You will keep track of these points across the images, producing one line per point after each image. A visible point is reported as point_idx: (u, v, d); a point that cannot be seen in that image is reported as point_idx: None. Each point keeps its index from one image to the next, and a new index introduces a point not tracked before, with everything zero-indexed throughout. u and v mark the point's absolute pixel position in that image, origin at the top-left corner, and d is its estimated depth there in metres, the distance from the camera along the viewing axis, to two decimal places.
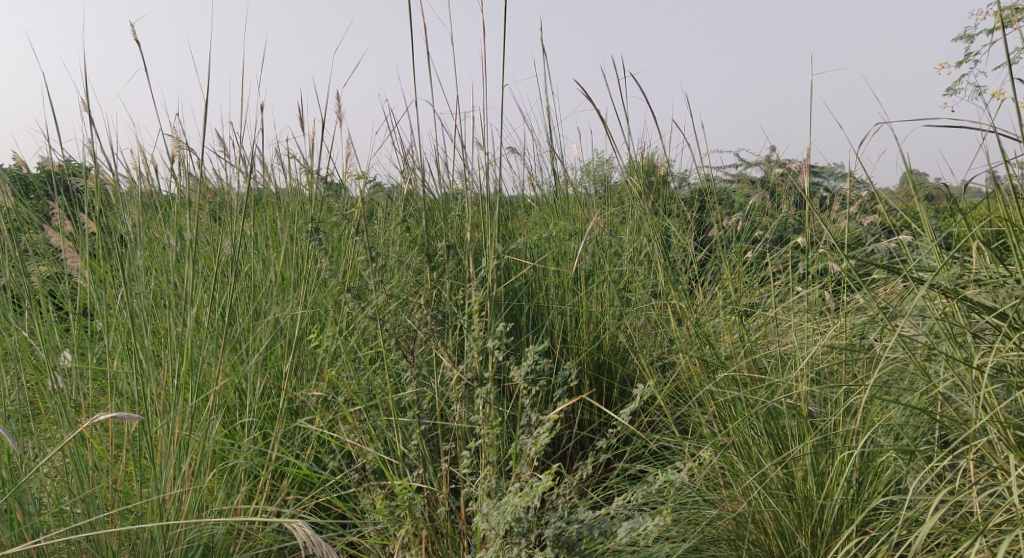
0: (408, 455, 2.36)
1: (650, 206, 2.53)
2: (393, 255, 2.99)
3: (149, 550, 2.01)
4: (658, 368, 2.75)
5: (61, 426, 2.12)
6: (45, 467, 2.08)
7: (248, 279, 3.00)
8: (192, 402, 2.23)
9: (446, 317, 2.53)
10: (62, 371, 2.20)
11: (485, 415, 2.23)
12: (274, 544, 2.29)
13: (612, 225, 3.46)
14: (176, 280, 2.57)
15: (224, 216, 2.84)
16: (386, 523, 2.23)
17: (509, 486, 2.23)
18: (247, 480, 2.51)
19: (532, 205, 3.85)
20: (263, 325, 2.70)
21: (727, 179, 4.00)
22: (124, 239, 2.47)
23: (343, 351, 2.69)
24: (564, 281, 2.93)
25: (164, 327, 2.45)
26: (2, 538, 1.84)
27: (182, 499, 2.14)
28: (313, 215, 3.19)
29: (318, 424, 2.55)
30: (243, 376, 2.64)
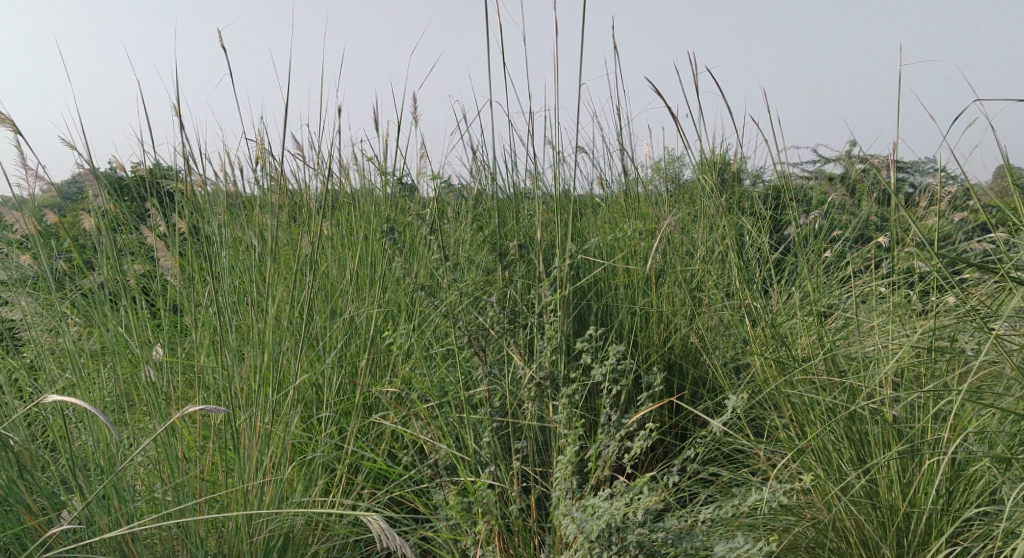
0: (480, 452, 2.39)
1: (725, 204, 2.48)
2: (465, 255, 3.03)
3: (234, 538, 2.10)
4: (732, 370, 2.70)
5: (154, 417, 2.24)
6: (138, 455, 2.19)
7: (324, 278, 3.09)
8: (274, 396, 2.31)
9: (518, 316, 2.54)
10: (154, 365, 2.31)
11: (561, 415, 2.24)
12: (351, 536, 2.36)
13: (683, 224, 3.41)
14: (258, 279, 2.66)
15: (303, 216, 2.94)
16: (460, 519, 2.27)
17: (588, 491, 2.23)
18: (325, 473, 2.58)
19: (603, 204, 3.82)
20: (339, 323, 2.77)
21: (805, 176, 3.89)
22: (210, 240, 2.58)
23: (416, 349, 2.74)
24: (635, 280, 2.90)
25: (248, 324, 2.55)
26: (100, 523, 1.95)
27: (265, 491, 2.22)
28: (389, 215, 3.26)
29: (392, 420, 2.60)
30: (320, 372, 2.73)
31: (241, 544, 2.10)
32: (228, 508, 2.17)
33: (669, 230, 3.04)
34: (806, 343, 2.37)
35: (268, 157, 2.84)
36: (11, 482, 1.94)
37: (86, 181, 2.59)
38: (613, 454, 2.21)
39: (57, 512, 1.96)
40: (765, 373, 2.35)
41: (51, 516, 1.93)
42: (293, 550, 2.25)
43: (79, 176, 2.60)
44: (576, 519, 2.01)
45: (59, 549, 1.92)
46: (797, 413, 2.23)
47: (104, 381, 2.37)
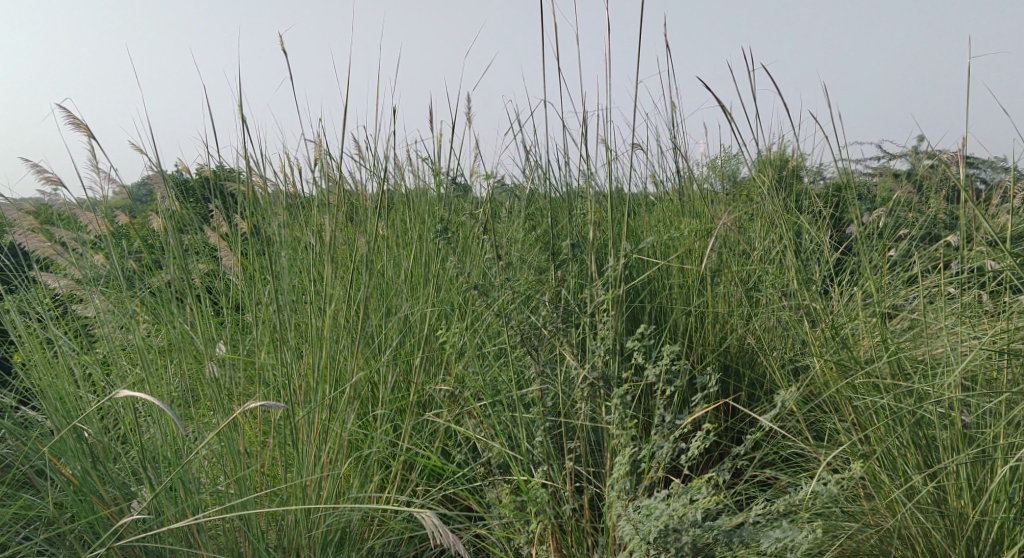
0: (533, 452, 2.40)
1: (783, 203, 2.43)
2: (517, 254, 3.03)
3: (294, 531, 2.15)
4: (790, 372, 2.64)
5: (218, 413, 2.33)
6: (203, 449, 2.27)
7: (380, 278, 3.13)
8: (331, 393, 2.36)
9: (570, 316, 2.54)
10: (217, 361, 2.39)
11: (615, 415, 2.23)
12: (407, 532, 2.39)
13: (740, 223, 3.35)
14: (315, 278, 2.72)
15: (360, 216, 2.99)
16: (512, 517, 2.28)
17: (642, 492, 2.22)
18: (380, 470, 2.62)
19: (657, 203, 3.78)
20: (393, 321, 2.81)
21: (869, 172, 3.78)
22: (271, 241, 2.65)
23: (469, 347, 2.77)
24: (690, 280, 2.86)
25: (306, 322, 2.61)
26: (168, 514, 2.03)
27: (322, 486, 2.27)
28: (443, 214, 3.28)
29: (446, 418, 2.62)
30: (376, 370, 2.77)
31: (300, 537, 2.15)
32: (287, 501, 2.23)
33: (725, 229, 2.99)
34: (868, 345, 2.31)
35: (326, 158, 2.90)
36: (85, 472, 2.03)
37: (155, 183, 2.69)
38: (668, 455, 2.19)
39: (128, 502, 2.05)
40: (825, 375, 2.29)
41: (122, 506, 2.02)
42: (349, 544, 2.30)
43: (149, 179, 2.71)
44: (631, 519, 2.01)
45: (129, 537, 2.00)
46: (859, 417, 2.17)
47: (171, 376, 2.46)
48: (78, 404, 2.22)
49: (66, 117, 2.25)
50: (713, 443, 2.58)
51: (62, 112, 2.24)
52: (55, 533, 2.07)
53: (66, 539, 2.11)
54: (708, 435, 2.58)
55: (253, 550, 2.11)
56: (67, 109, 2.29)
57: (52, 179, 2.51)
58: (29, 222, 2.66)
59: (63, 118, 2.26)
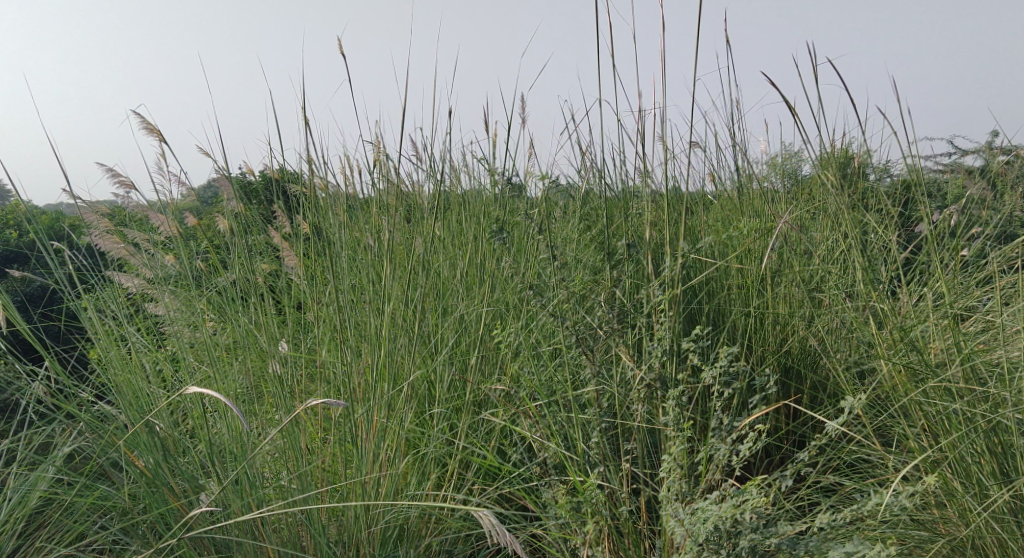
0: (589, 452, 2.39)
1: (848, 201, 2.37)
2: (573, 254, 3.03)
3: (354, 526, 2.19)
4: (855, 375, 2.57)
5: (282, 409, 2.39)
6: (267, 444, 2.33)
7: (436, 277, 3.16)
8: (390, 391, 2.40)
9: (626, 316, 2.51)
10: (280, 358, 2.46)
11: (673, 417, 2.21)
12: (464, 531, 2.41)
13: (802, 222, 3.27)
14: (373, 278, 2.76)
15: (417, 216, 3.02)
16: (569, 518, 2.28)
17: (700, 495, 2.19)
18: (437, 468, 2.65)
19: (716, 201, 3.72)
20: (450, 321, 2.83)
21: (939, 169, 3.65)
22: (331, 241, 2.71)
23: (525, 346, 2.77)
24: (749, 280, 2.80)
25: (365, 321, 2.65)
26: (234, 507, 2.09)
27: (381, 483, 2.31)
28: (499, 214, 3.30)
29: (502, 418, 2.63)
30: (432, 369, 2.80)
31: (360, 532, 2.19)
32: (347, 497, 2.27)
33: (786, 228, 2.92)
34: (939, 347, 2.22)
35: (384, 160, 2.94)
36: (157, 465, 2.11)
37: (222, 186, 2.79)
38: (727, 457, 2.15)
39: (197, 495, 2.12)
40: (893, 378, 2.22)
41: (191, 498, 2.10)
42: (407, 541, 2.33)
43: (216, 182, 2.80)
44: (684, 521, 1.99)
45: (198, 528, 2.08)
46: (929, 422, 2.10)
47: (236, 373, 2.54)
48: (150, 399, 2.31)
49: (140, 123, 2.35)
50: (773, 446, 2.53)
51: (135, 118, 2.34)
52: (129, 522, 2.16)
53: (140, 528, 2.21)
54: (769, 438, 2.53)
55: (315, 545, 2.16)
56: (140, 116, 2.39)
57: (126, 182, 2.62)
58: (104, 224, 2.78)
59: (137, 124, 2.35)
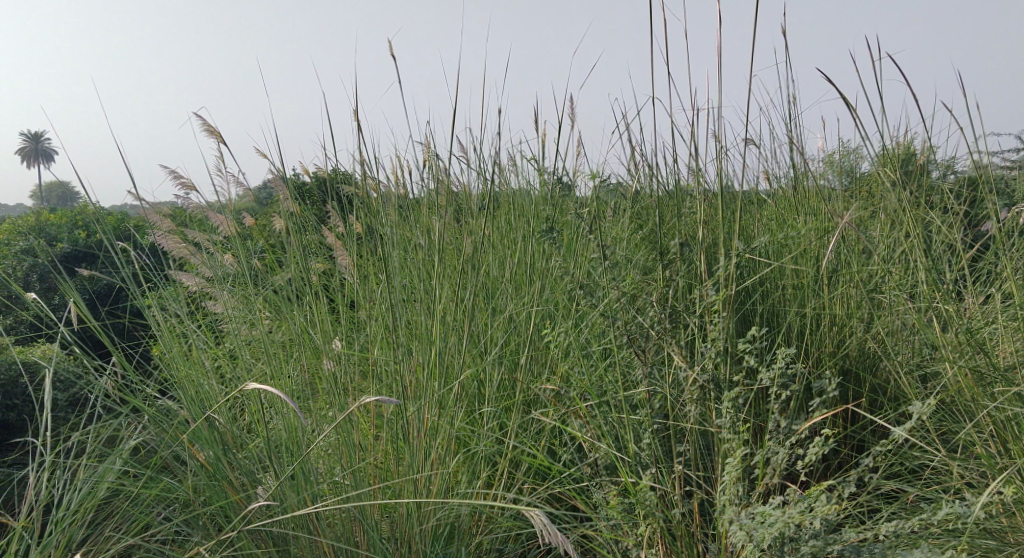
0: (640, 454, 2.37)
1: (910, 198, 2.30)
2: (624, 253, 3.00)
3: (406, 523, 2.22)
4: (917, 379, 2.49)
5: (336, 406, 2.43)
6: (321, 440, 2.37)
7: (486, 277, 3.17)
8: (442, 390, 2.42)
9: (678, 316, 2.48)
10: (333, 356, 2.50)
11: (728, 420, 2.17)
12: (515, 530, 2.42)
13: (861, 220, 3.18)
14: (424, 277, 2.79)
15: (467, 216, 3.04)
16: (620, 519, 2.27)
17: (757, 498, 2.15)
18: (487, 467, 2.67)
19: (770, 199, 3.64)
20: (500, 321, 2.84)
21: (1007, 165, 3.51)
22: (384, 242, 2.74)
23: (575, 346, 2.75)
24: (805, 280, 2.73)
25: (416, 320, 2.68)
26: (291, 503, 2.14)
27: (432, 481, 2.34)
28: (549, 213, 3.29)
29: (552, 418, 2.63)
30: (482, 368, 2.81)
31: (412, 529, 2.22)
32: (399, 494, 2.30)
33: (844, 228, 2.84)
34: (1009, 351, 2.15)
35: (434, 160, 2.97)
36: (217, 459, 2.18)
37: (278, 187, 2.85)
38: (784, 461, 2.11)
39: (256, 489, 2.18)
40: (959, 383, 2.16)
41: (250, 492, 2.15)
42: (458, 538, 2.35)
43: (273, 183, 2.86)
44: (744, 525, 1.95)
45: (257, 523, 2.13)
46: (997, 429, 2.04)
47: (291, 371, 2.58)
48: (210, 395, 2.38)
49: (201, 125, 2.41)
50: (837, 451, 2.46)
51: (197, 121, 2.41)
52: (191, 514, 2.24)
53: (201, 520, 2.28)
54: (833, 442, 2.46)
55: (368, 540, 2.20)
56: (201, 118, 2.46)
57: (187, 184, 2.70)
58: (166, 224, 2.87)
59: (198, 127, 2.42)
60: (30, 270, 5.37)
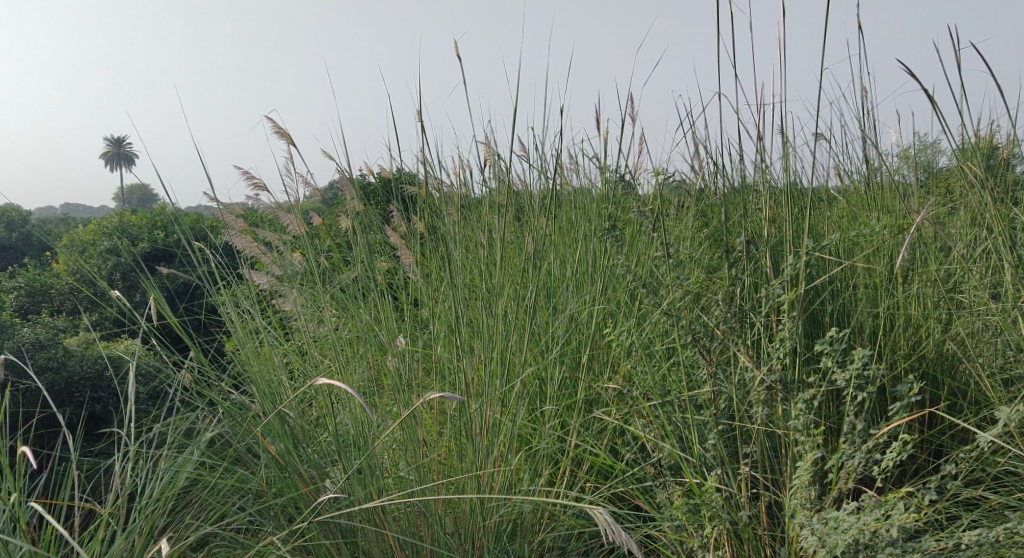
0: (705, 455, 2.34)
1: (993, 195, 2.21)
2: (688, 252, 2.96)
3: (469, 519, 2.25)
4: (1000, 383, 2.39)
5: (402, 402, 2.48)
6: (388, 436, 2.42)
7: (548, 276, 3.18)
8: (504, 388, 2.43)
9: (744, 315, 2.44)
10: (398, 353, 2.54)
11: (801, 423, 2.13)
12: (578, 528, 2.42)
13: (938, 217, 3.07)
14: (487, 276, 2.81)
15: (530, 214, 3.05)
16: (685, 520, 2.25)
17: (829, 503, 2.10)
18: (549, 464, 2.68)
19: (840, 196, 3.55)
20: (562, 320, 2.84)
21: None
22: (447, 241, 2.78)
23: (638, 346, 2.73)
24: (878, 279, 2.65)
25: (479, 318, 2.71)
26: (359, 496, 2.19)
27: (495, 478, 2.36)
28: (611, 211, 3.27)
29: (614, 417, 2.62)
30: (545, 367, 2.82)
31: (476, 526, 2.25)
32: (463, 490, 2.33)
33: (920, 225, 2.75)
34: None
35: (496, 159, 2.99)
36: (289, 452, 2.24)
37: (344, 187, 2.91)
38: (859, 465, 2.06)
39: (325, 482, 2.23)
40: None
41: (319, 485, 2.21)
42: (521, 535, 2.37)
43: (341, 184, 2.93)
44: (816, 530, 1.94)
45: (326, 515, 2.19)
46: None
47: (357, 367, 2.64)
48: (281, 390, 2.45)
49: (273, 128, 2.49)
50: (917, 457, 2.38)
51: (269, 124, 2.49)
52: (264, 505, 2.32)
53: (274, 511, 2.36)
54: (914, 448, 2.38)
55: (433, 535, 2.23)
56: (273, 121, 2.54)
57: (259, 185, 2.79)
58: (240, 225, 2.97)
59: (270, 129, 2.50)
60: (113, 268, 5.63)
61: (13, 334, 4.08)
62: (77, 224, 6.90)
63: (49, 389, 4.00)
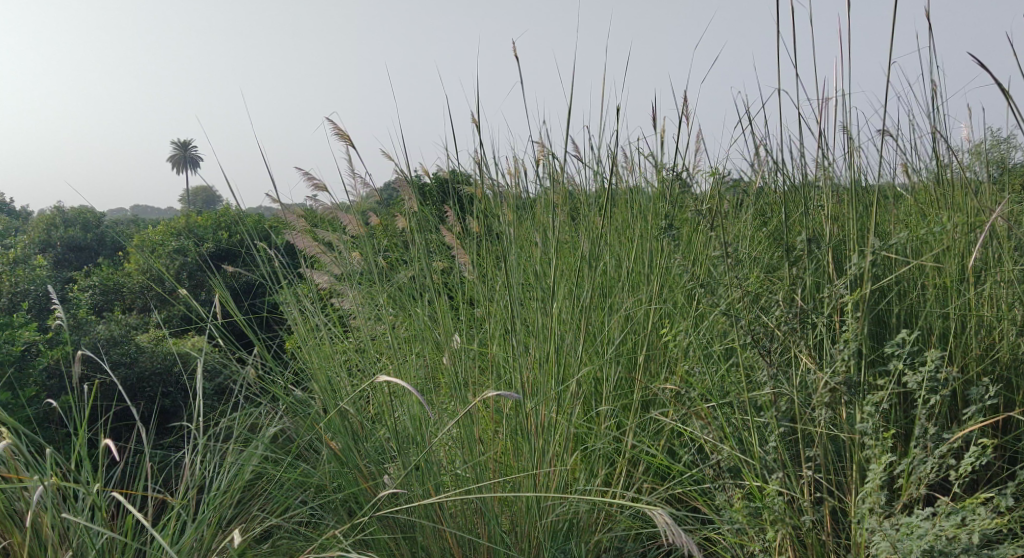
0: (767, 458, 2.30)
1: None
2: (747, 251, 2.92)
3: (526, 516, 2.26)
4: None
5: (458, 400, 2.50)
6: (445, 434, 2.44)
7: (603, 276, 3.17)
8: (559, 388, 2.43)
9: (806, 315, 2.38)
10: (455, 351, 2.56)
11: (871, 426, 2.07)
12: (635, 529, 2.41)
13: (1013, 214, 2.95)
14: (542, 277, 2.81)
15: (585, 213, 3.04)
16: (746, 523, 2.21)
17: (899, 509, 2.05)
18: (606, 464, 2.67)
19: (906, 193, 3.44)
20: (618, 319, 2.82)
21: None
22: (503, 240, 2.78)
23: (695, 347, 2.69)
24: (948, 280, 2.56)
25: (534, 317, 2.71)
26: (417, 492, 2.22)
27: (551, 477, 2.36)
28: (667, 211, 3.24)
29: (672, 418, 2.59)
30: (600, 367, 2.80)
31: (534, 524, 2.25)
32: (519, 488, 2.34)
33: (994, 223, 2.64)
34: None
35: (551, 159, 2.98)
36: (350, 448, 2.28)
37: (401, 188, 2.94)
38: (932, 470, 2.00)
39: (383, 477, 2.26)
40: None
41: (380, 481, 2.24)
42: (577, 534, 2.36)
43: (398, 184, 2.97)
44: (888, 536, 1.89)
45: (386, 510, 2.23)
46: None
47: (414, 365, 2.67)
48: (342, 387, 2.49)
49: (334, 130, 2.54)
50: (993, 463, 2.30)
51: (329, 126, 2.54)
52: (326, 499, 2.37)
53: (335, 504, 2.41)
54: (990, 454, 2.30)
55: (490, 532, 2.25)
56: (333, 123, 2.58)
57: (320, 186, 2.85)
58: (301, 225, 3.03)
59: (330, 131, 2.54)
60: (180, 268, 5.81)
61: (89, 331, 4.26)
62: (146, 225, 7.16)
63: (123, 384, 4.16)
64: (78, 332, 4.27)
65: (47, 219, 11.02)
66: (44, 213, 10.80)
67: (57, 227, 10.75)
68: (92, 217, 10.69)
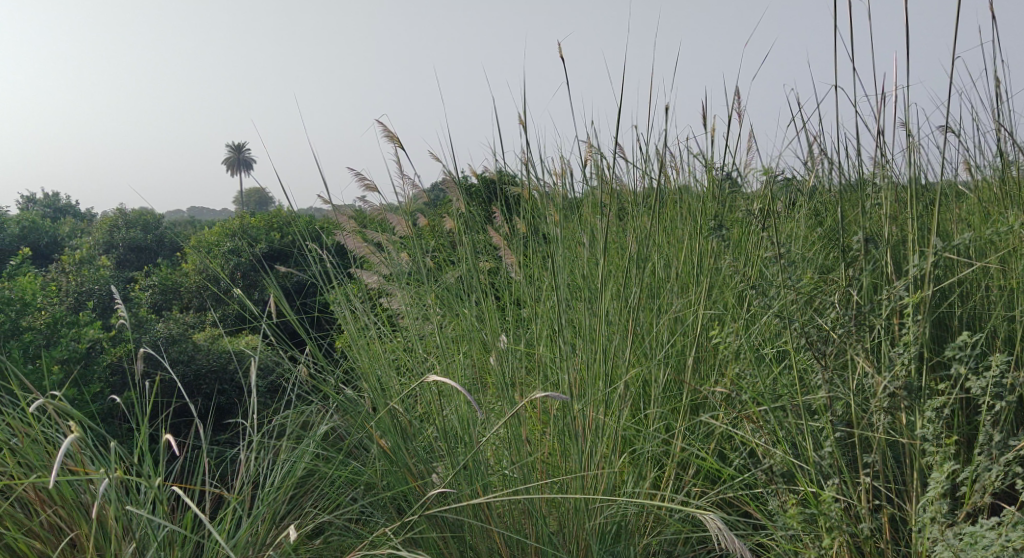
0: (822, 463, 2.25)
1: None
2: (799, 251, 2.85)
3: (573, 518, 2.25)
4: None
5: (506, 400, 2.49)
6: (493, 434, 2.44)
7: (652, 277, 3.13)
8: (607, 389, 2.41)
9: (863, 317, 2.31)
10: (502, 352, 2.55)
11: (932, 433, 2.00)
12: (685, 533, 2.38)
13: None
14: (591, 277, 2.80)
15: (633, 213, 3.01)
16: (800, 529, 2.17)
17: (961, 518, 1.98)
18: (655, 466, 2.64)
19: (968, 192, 3.31)
20: (666, 320, 2.79)
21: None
22: (551, 240, 2.77)
23: (746, 350, 2.64)
24: (1014, 281, 2.46)
25: (581, 318, 2.69)
26: (465, 492, 2.22)
27: (599, 478, 2.34)
28: (717, 211, 3.19)
29: (723, 421, 2.55)
30: (649, 368, 2.77)
31: (582, 525, 2.24)
32: (567, 490, 2.33)
33: None
34: None
35: (598, 159, 2.96)
36: (398, 447, 2.29)
37: (449, 189, 2.95)
38: (998, 479, 1.92)
39: (431, 477, 2.27)
40: None
41: (428, 480, 2.25)
42: (626, 536, 2.34)
43: (446, 185, 2.98)
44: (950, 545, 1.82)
45: (435, 510, 2.24)
46: None
47: (461, 365, 2.67)
48: (390, 386, 2.51)
49: (384, 132, 2.57)
50: None
51: (380, 128, 2.57)
52: (376, 497, 2.40)
53: (385, 502, 2.44)
54: None
55: (538, 532, 2.24)
56: (383, 126, 2.61)
57: (370, 187, 2.88)
58: (350, 225, 3.06)
59: (381, 133, 2.57)
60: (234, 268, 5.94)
61: (149, 330, 4.39)
62: (202, 226, 7.34)
63: (181, 381, 4.28)
64: (138, 331, 4.39)
65: (109, 220, 11.33)
66: (105, 213, 11.11)
67: (118, 227, 11.05)
68: (151, 218, 10.94)
